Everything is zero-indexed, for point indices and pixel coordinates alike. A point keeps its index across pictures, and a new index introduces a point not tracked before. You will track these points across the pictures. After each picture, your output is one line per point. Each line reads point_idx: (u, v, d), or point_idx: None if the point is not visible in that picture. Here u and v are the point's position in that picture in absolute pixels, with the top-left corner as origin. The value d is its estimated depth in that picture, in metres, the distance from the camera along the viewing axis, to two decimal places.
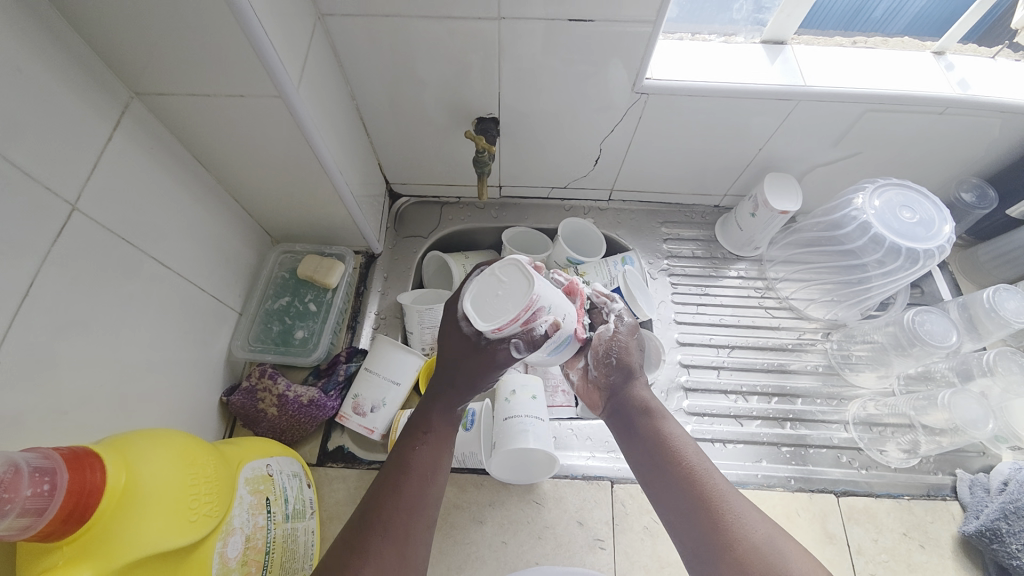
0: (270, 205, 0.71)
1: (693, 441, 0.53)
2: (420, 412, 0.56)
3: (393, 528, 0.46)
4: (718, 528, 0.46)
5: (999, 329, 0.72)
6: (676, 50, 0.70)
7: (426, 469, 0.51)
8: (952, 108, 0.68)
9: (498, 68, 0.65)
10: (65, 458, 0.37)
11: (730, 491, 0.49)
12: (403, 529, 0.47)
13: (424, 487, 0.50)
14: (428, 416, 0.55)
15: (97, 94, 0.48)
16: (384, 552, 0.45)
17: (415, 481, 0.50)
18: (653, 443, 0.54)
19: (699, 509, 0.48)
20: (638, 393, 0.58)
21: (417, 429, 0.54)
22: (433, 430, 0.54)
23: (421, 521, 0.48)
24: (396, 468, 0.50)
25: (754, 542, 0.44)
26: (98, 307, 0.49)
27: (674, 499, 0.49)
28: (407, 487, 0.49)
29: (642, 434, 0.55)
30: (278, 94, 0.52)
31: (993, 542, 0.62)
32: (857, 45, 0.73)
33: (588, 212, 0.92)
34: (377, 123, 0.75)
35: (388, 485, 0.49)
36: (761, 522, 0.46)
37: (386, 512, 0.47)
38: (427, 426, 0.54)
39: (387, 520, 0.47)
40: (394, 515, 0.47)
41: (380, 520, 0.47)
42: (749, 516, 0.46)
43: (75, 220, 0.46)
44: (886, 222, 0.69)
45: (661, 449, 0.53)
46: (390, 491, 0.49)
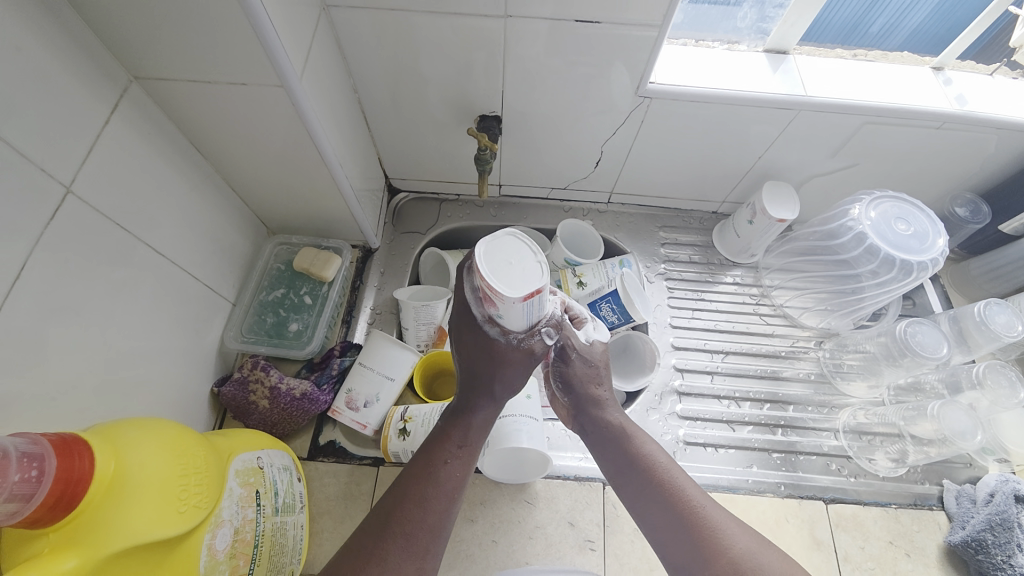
0: (268, 195, 0.70)
1: (666, 454, 0.55)
2: (451, 423, 0.53)
3: (415, 543, 0.46)
4: (703, 540, 0.48)
5: (988, 342, 0.73)
6: (680, 55, 0.71)
7: (454, 486, 0.50)
8: (949, 123, 0.69)
9: (503, 66, 0.65)
10: (53, 444, 0.36)
11: (710, 502, 0.51)
12: (424, 545, 0.47)
13: (448, 504, 0.49)
14: (463, 428, 0.53)
15: (95, 76, 0.47)
16: (403, 565, 0.45)
17: (439, 496, 0.49)
18: (632, 457, 0.55)
19: (683, 521, 0.49)
20: (612, 409, 0.58)
21: (451, 440, 0.52)
22: (442, 434, 0.53)
23: (441, 536, 0.48)
24: (421, 481, 0.49)
25: (738, 553, 0.47)
26: (90, 292, 0.48)
27: (658, 513, 0.51)
28: (432, 502, 0.48)
29: (619, 450, 0.56)
30: (281, 83, 0.51)
31: (979, 554, 0.63)
32: (858, 58, 0.74)
33: (587, 214, 0.93)
34: (379, 118, 0.75)
35: (412, 497, 0.48)
36: (741, 532, 0.48)
37: (410, 526, 0.47)
38: (462, 438, 0.52)
39: (411, 533, 0.46)
40: (418, 529, 0.47)
41: (403, 534, 0.46)
42: (731, 528, 0.49)
43: (70, 204, 0.45)
44: (881, 233, 0.70)
45: (642, 466, 0.54)
46: (415, 506, 0.48)
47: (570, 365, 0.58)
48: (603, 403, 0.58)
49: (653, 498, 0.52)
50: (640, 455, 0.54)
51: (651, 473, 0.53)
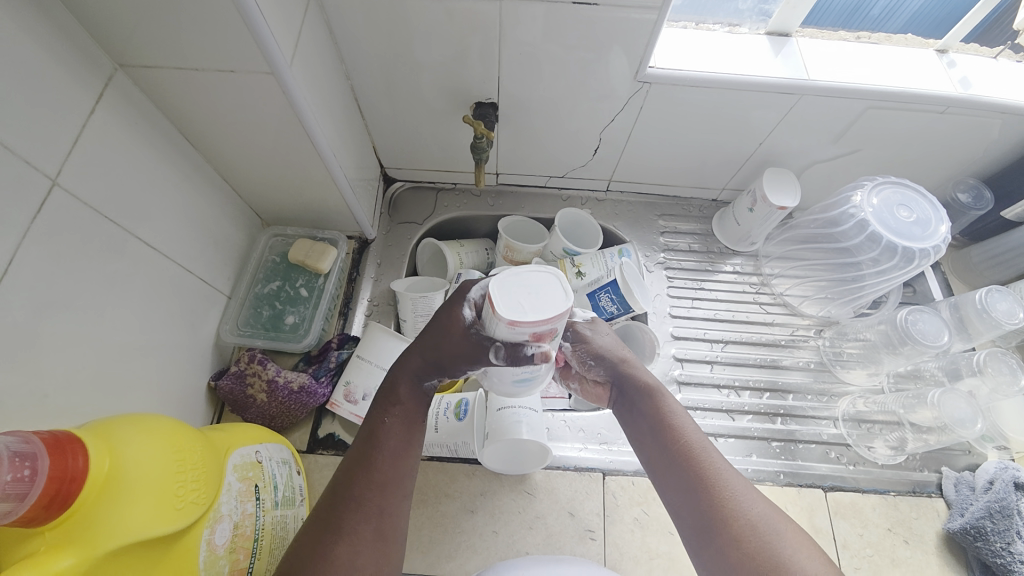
0: (261, 186, 0.69)
1: (693, 420, 0.53)
2: (387, 382, 0.54)
3: (368, 504, 0.46)
4: (714, 505, 0.47)
5: (989, 330, 0.72)
6: (680, 39, 0.69)
7: (398, 445, 0.50)
8: (953, 108, 0.67)
9: (499, 51, 0.64)
10: (46, 443, 0.36)
11: (726, 468, 0.49)
12: (378, 504, 0.47)
13: (397, 464, 0.50)
14: (396, 386, 0.53)
15: (78, 64, 0.46)
16: (358, 527, 0.45)
17: (387, 458, 0.49)
18: (653, 420, 0.54)
19: (696, 487, 0.48)
20: (635, 374, 0.57)
21: (387, 399, 0.53)
22: (402, 404, 0.53)
23: (397, 493, 0.48)
24: (366, 443, 0.50)
25: (748, 519, 0.45)
26: (81, 287, 0.47)
27: (673, 476, 0.50)
28: (378, 465, 0.49)
29: (642, 415, 0.55)
30: (271, 70, 0.50)
31: (977, 540, 0.63)
32: (861, 40, 0.73)
33: (586, 202, 0.91)
34: (373, 105, 0.73)
35: (360, 459, 0.49)
36: (753, 497, 0.47)
37: (358, 490, 0.47)
38: (397, 397, 0.53)
39: (361, 496, 0.47)
40: (367, 492, 0.47)
41: (359, 493, 0.47)
42: (743, 493, 0.47)
43: (57, 197, 0.44)
44: (883, 220, 0.69)
45: (661, 429, 0.53)
46: (362, 469, 0.48)
47: (588, 343, 0.58)
48: (626, 370, 0.57)
49: (668, 463, 0.51)
50: (658, 418, 0.53)
51: (669, 436, 0.52)
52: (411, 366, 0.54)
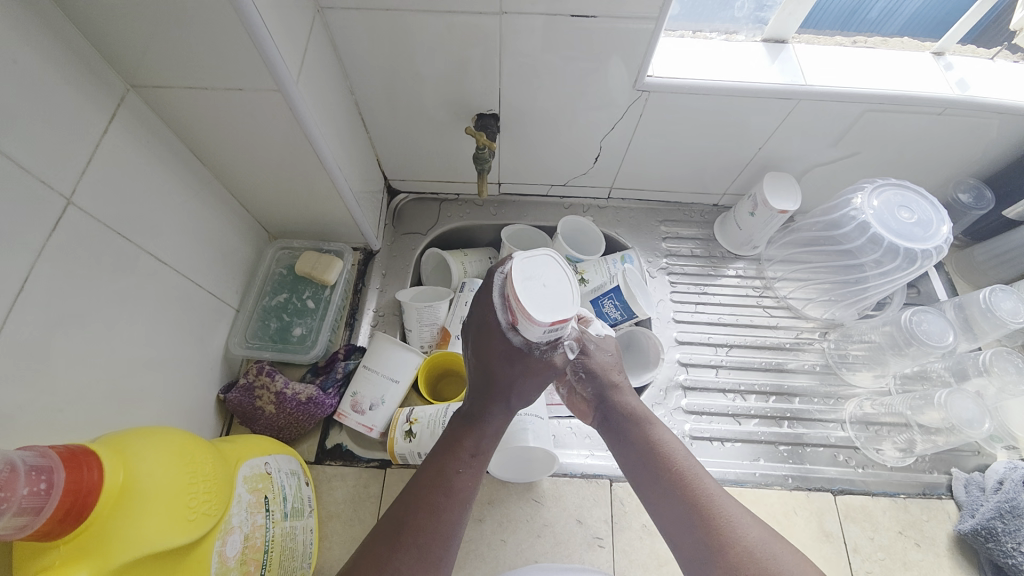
0: (267, 200, 0.70)
1: (682, 446, 0.54)
2: (462, 429, 0.54)
3: (427, 552, 0.47)
4: (709, 530, 0.47)
5: (994, 329, 0.72)
6: (678, 47, 0.70)
7: (466, 493, 0.51)
8: (951, 109, 0.68)
9: (499, 63, 0.65)
10: (61, 457, 0.36)
11: (718, 492, 0.50)
12: (436, 554, 0.47)
13: (459, 511, 0.50)
14: (470, 434, 0.53)
15: (91, 85, 0.47)
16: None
17: (451, 503, 0.50)
18: (644, 447, 0.54)
19: (691, 513, 0.49)
20: (624, 400, 0.58)
21: (464, 446, 0.53)
22: (461, 444, 0.53)
23: (452, 544, 0.48)
24: (434, 489, 0.50)
25: (745, 544, 0.46)
26: (94, 302, 0.48)
27: (667, 503, 0.51)
28: (444, 512, 0.49)
29: (632, 442, 0.55)
30: (277, 87, 0.51)
31: (989, 541, 0.63)
32: (857, 44, 0.74)
33: (588, 210, 0.92)
34: (376, 119, 0.75)
35: (427, 506, 0.49)
36: (748, 521, 0.48)
37: (418, 536, 0.47)
38: (474, 447, 0.53)
39: (423, 544, 0.47)
40: (430, 540, 0.47)
41: (420, 542, 0.47)
42: (737, 517, 0.48)
43: (71, 215, 0.45)
44: (884, 222, 0.69)
45: (653, 455, 0.53)
46: (427, 515, 0.48)
47: (587, 358, 0.58)
48: (616, 395, 0.58)
49: (662, 491, 0.51)
50: (649, 444, 0.54)
51: (660, 464, 0.53)
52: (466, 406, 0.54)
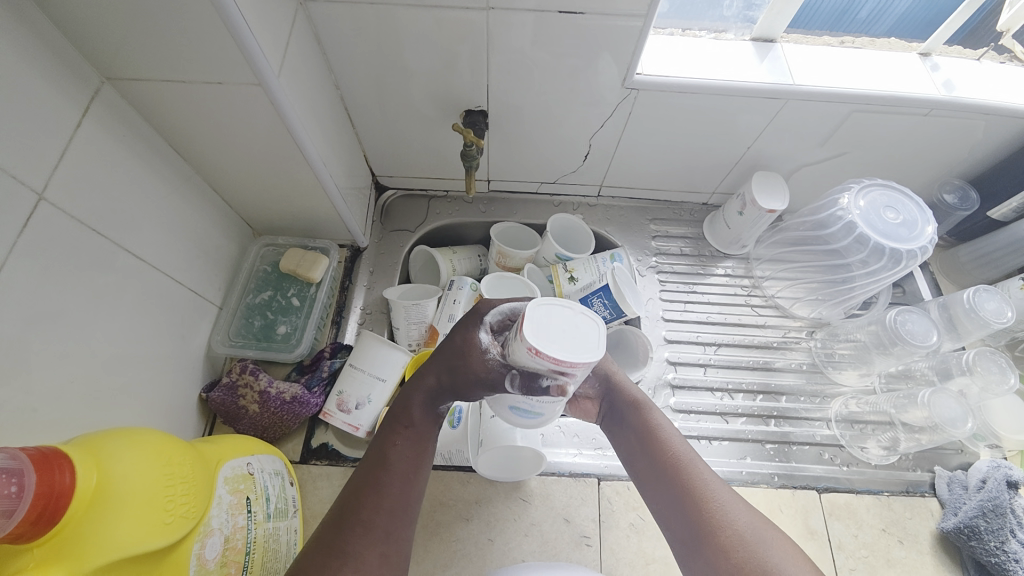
0: (251, 195, 0.69)
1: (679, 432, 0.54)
2: (400, 403, 0.53)
3: (375, 527, 0.46)
4: (700, 516, 0.47)
5: (978, 329, 0.73)
6: (667, 45, 0.70)
7: (407, 467, 0.50)
8: (937, 110, 0.68)
9: (488, 59, 0.64)
10: (33, 459, 0.35)
11: (712, 481, 0.49)
12: (383, 528, 0.46)
13: (405, 485, 0.49)
14: (408, 407, 0.53)
15: (65, 77, 0.45)
16: (363, 552, 0.44)
17: (391, 477, 0.48)
18: (642, 433, 0.54)
19: (685, 499, 0.48)
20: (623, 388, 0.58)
21: (396, 422, 0.52)
22: (415, 426, 0.52)
23: (402, 519, 0.47)
24: (373, 465, 0.49)
25: (733, 533, 0.45)
26: (69, 300, 0.47)
27: (661, 489, 0.50)
28: (387, 486, 0.48)
29: (630, 430, 0.55)
30: (258, 81, 0.50)
31: (971, 539, 0.64)
32: (845, 45, 0.74)
33: (578, 208, 0.92)
34: (363, 114, 0.73)
35: (367, 483, 0.48)
36: (740, 511, 0.46)
37: (365, 512, 0.46)
38: (408, 419, 0.52)
39: (368, 520, 0.46)
40: (375, 515, 0.46)
41: (362, 515, 0.46)
42: (729, 504, 0.47)
43: (43, 211, 0.44)
44: (871, 222, 0.69)
45: (650, 443, 0.53)
46: (370, 492, 0.47)
47: None
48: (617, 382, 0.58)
49: (657, 477, 0.51)
50: (647, 431, 0.54)
51: (658, 451, 0.52)
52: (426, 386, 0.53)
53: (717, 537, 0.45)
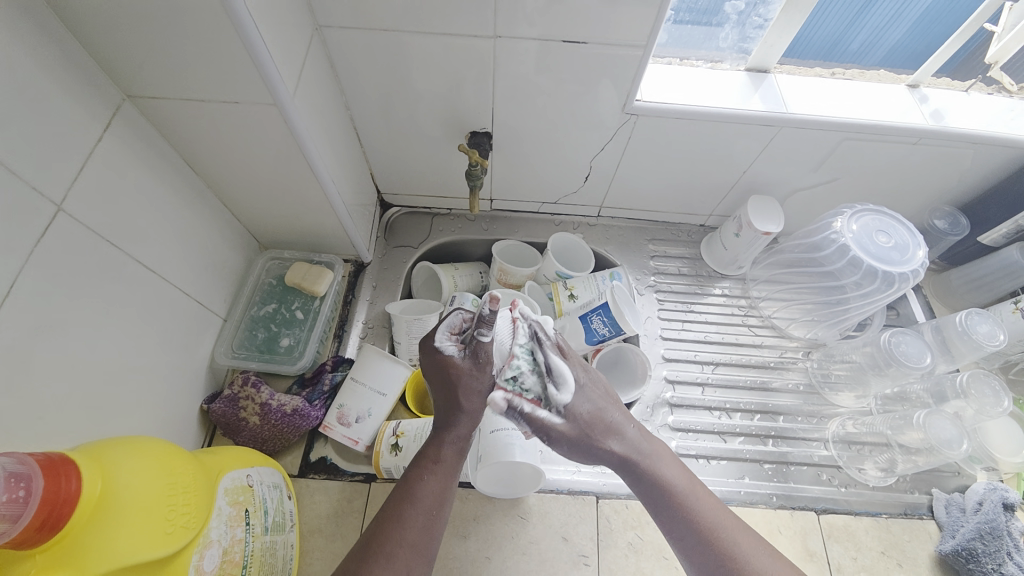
0: (259, 210, 0.71)
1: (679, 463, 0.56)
2: (430, 443, 0.56)
3: (395, 560, 0.47)
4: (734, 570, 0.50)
5: (972, 352, 0.74)
6: (665, 73, 0.73)
7: (432, 501, 0.52)
8: (926, 139, 0.71)
9: (493, 84, 0.67)
10: (41, 464, 0.36)
11: (734, 526, 0.53)
12: (405, 562, 0.48)
13: (426, 522, 0.50)
14: (437, 446, 0.55)
15: (87, 94, 0.47)
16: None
17: (417, 511, 0.51)
18: (658, 485, 0.55)
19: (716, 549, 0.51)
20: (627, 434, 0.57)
21: (426, 457, 0.55)
22: (442, 460, 0.54)
23: (423, 556, 0.49)
24: (401, 501, 0.51)
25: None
26: (79, 309, 0.48)
27: (688, 537, 0.52)
28: (409, 520, 0.50)
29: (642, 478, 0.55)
30: (274, 102, 0.52)
31: (970, 562, 0.63)
32: (836, 76, 0.77)
33: (577, 227, 0.94)
34: (371, 134, 0.76)
35: (393, 516, 0.50)
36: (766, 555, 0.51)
37: (389, 543, 0.48)
38: (436, 455, 0.55)
39: (391, 550, 0.48)
40: (399, 548, 0.48)
41: (388, 548, 0.48)
42: (755, 552, 0.51)
43: (60, 221, 0.45)
44: (863, 246, 0.71)
45: (668, 493, 0.54)
46: (393, 524, 0.49)
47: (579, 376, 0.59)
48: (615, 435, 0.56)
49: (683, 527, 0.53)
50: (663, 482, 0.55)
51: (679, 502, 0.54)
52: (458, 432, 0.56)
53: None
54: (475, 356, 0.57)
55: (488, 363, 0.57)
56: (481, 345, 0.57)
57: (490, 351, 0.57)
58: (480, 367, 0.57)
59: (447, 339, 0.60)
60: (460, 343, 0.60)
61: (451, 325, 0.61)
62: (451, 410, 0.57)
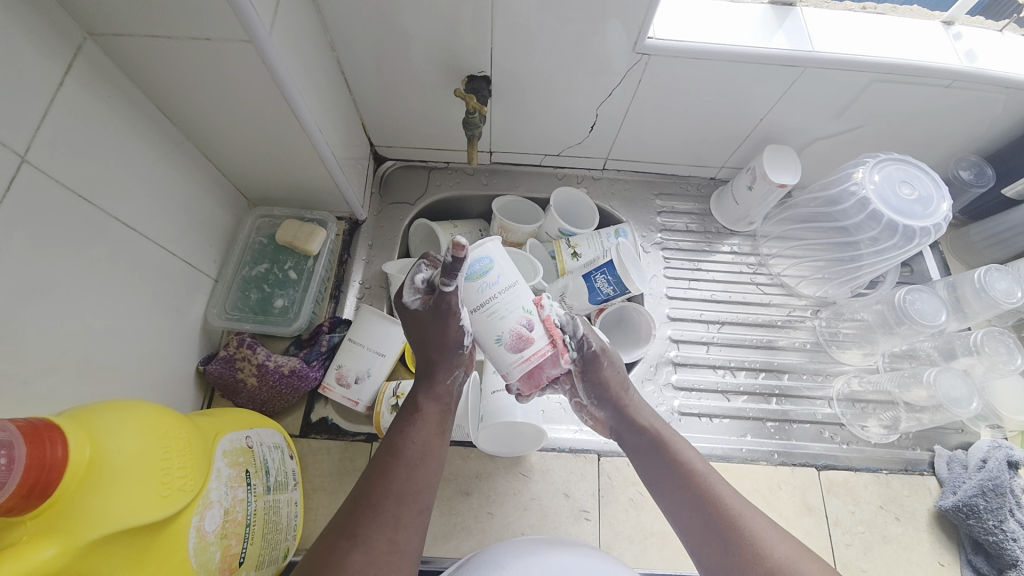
0: (243, 163, 0.66)
1: (697, 453, 0.55)
2: (409, 397, 0.56)
3: (384, 512, 0.47)
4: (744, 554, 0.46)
5: (987, 309, 0.72)
6: (680, 8, 0.66)
7: (416, 452, 0.51)
8: (959, 81, 0.66)
9: (492, 22, 0.61)
10: (22, 431, 0.34)
11: (745, 508, 0.49)
12: (393, 513, 0.47)
13: (413, 472, 0.50)
14: (415, 400, 0.56)
15: (43, 31, 0.43)
16: (374, 535, 0.45)
17: (401, 464, 0.50)
18: (667, 459, 0.54)
19: (722, 534, 0.48)
20: (644, 417, 0.57)
21: (406, 413, 0.55)
22: (422, 413, 0.54)
23: (412, 506, 0.48)
24: (384, 452, 0.51)
25: (777, 563, 0.45)
26: (60, 268, 0.46)
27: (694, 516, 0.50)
28: (395, 471, 0.49)
29: (659, 461, 0.54)
30: (249, 38, 0.47)
31: (969, 518, 0.64)
32: (867, 11, 0.70)
33: (581, 181, 0.90)
34: (360, 79, 0.70)
35: (377, 467, 0.50)
36: (779, 540, 0.47)
37: (375, 495, 0.48)
38: (414, 409, 0.55)
39: (378, 503, 0.47)
40: (383, 498, 0.47)
41: (374, 500, 0.47)
42: (760, 527, 0.48)
43: (27, 174, 0.42)
44: (885, 198, 0.67)
45: (682, 472, 0.53)
46: (378, 475, 0.49)
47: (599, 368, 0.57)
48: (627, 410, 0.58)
49: (689, 500, 0.51)
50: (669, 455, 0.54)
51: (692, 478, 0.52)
52: (436, 385, 0.56)
53: (759, 572, 0.45)
54: (437, 309, 0.51)
55: (450, 315, 0.51)
56: (445, 296, 0.50)
57: (453, 303, 0.50)
58: (445, 319, 0.52)
59: (414, 294, 0.54)
60: (427, 297, 0.54)
61: (415, 283, 0.54)
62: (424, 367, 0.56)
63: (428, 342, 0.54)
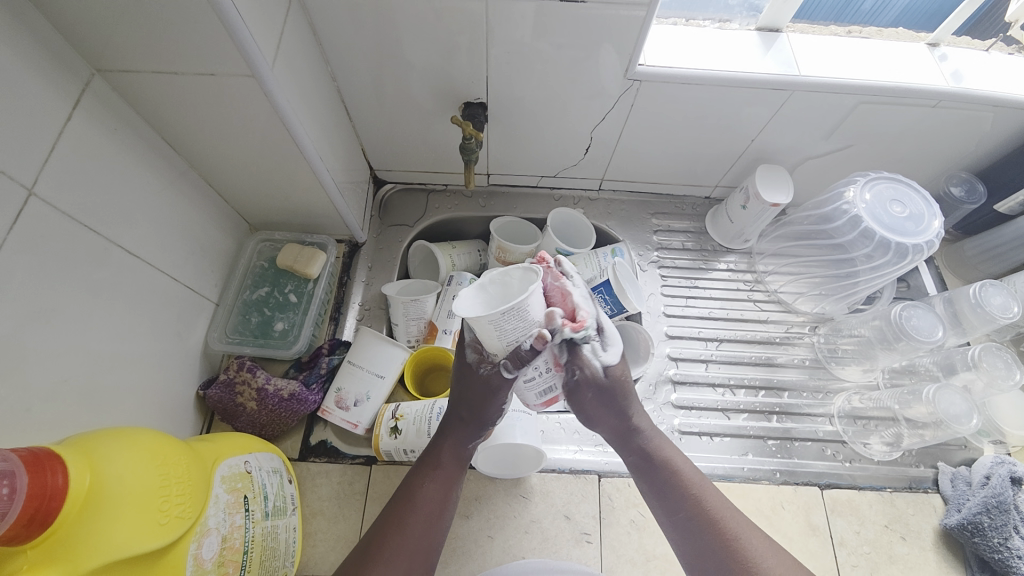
0: (245, 190, 0.68)
1: (694, 465, 0.55)
2: (432, 447, 0.56)
3: (395, 565, 0.47)
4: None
5: (984, 324, 0.72)
6: (670, 34, 0.69)
7: (433, 508, 0.52)
8: (945, 101, 0.67)
9: (487, 51, 0.63)
10: (25, 460, 0.34)
11: (744, 526, 0.49)
12: (404, 567, 0.48)
13: (426, 528, 0.50)
14: (437, 451, 0.55)
15: (54, 69, 0.44)
16: None
17: (417, 519, 0.50)
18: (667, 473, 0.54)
19: (720, 551, 0.48)
20: (642, 432, 0.56)
21: (428, 464, 0.54)
22: (443, 467, 0.54)
23: (422, 561, 0.49)
24: (402, 504, 0.51)
25: None
26: (64, 296, 0.46)
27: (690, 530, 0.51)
28: (411, 527, 0.50)
29: (657, 476, 0.54)
30: (251, 73, 0.49)
31: (975, 536, 0.63)
32: (852, 35, 0.72)
33: (578, 202, 0.91)
34: (360, 106, 0.72)
35: (394, 521, 0.50)
36: (773, 560, 0.47)
37: (390, 549, 0.48)
38: (437, 461, 0.55)
39: (391, 558, 0.47)
40: (399, 553, 0.48)
41: (388, 555, 0.47)
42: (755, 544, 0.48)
43: (34, 206, 0.43)
44: (875, 216, 0.69)
45: (678, 487, 0.53)
46: (395, 529, 0.49)
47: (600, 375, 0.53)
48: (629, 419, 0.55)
49: (688, 523, 0.51)
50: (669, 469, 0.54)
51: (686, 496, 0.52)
52: (458, 436, 0.55)
53: None
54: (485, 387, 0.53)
55: (498, 395, 0.53)
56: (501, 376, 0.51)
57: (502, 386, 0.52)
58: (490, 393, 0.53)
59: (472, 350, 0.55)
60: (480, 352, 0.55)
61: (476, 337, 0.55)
62: (452, 421, 0.56)
63: (466, 400, 0.55)
